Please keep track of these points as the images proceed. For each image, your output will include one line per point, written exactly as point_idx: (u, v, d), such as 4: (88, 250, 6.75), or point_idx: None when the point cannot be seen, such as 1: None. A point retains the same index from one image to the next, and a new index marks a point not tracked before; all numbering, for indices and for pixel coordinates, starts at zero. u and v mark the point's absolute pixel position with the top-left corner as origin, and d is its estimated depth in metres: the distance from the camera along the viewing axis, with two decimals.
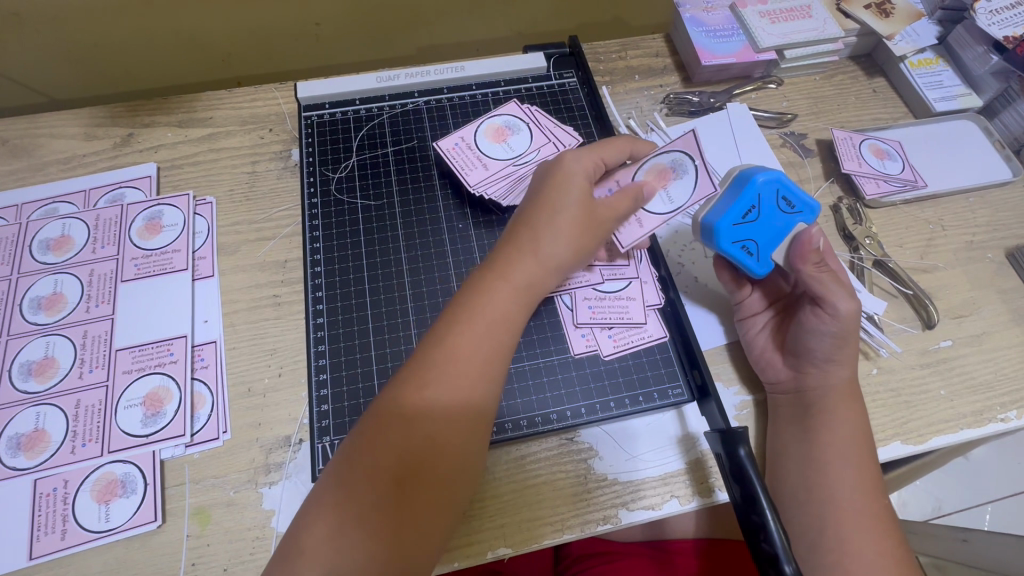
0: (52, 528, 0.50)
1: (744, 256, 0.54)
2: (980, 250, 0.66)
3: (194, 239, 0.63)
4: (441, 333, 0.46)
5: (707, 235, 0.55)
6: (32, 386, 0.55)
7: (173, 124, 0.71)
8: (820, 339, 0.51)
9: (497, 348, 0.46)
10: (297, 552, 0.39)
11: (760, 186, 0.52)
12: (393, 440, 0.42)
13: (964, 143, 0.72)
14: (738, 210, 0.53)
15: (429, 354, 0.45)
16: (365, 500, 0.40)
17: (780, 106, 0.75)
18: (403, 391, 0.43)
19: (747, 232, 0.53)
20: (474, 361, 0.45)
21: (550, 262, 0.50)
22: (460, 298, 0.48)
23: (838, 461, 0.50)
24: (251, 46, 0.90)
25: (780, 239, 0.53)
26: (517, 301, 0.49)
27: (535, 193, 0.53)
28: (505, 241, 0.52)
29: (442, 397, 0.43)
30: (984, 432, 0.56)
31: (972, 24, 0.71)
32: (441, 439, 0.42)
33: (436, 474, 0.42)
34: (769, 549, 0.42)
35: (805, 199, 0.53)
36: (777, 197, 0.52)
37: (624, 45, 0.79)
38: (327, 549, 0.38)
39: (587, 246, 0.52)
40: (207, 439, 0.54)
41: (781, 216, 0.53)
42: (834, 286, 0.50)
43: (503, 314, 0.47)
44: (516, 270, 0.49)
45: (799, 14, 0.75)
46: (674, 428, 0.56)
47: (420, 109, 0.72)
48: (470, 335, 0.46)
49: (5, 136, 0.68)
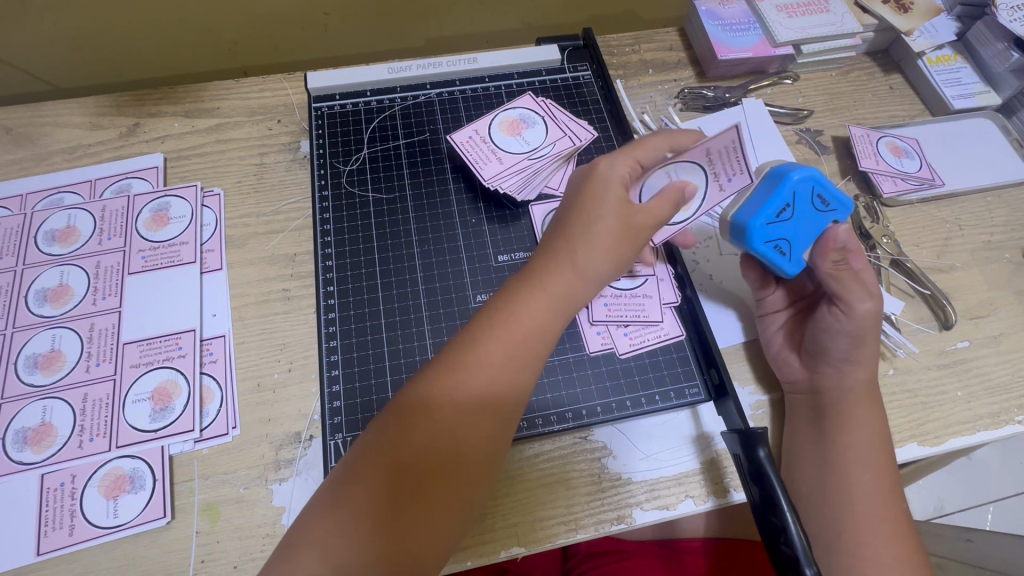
0: (59, 523, 0.49)
1: (776, 257, 0.51)
2: (998, 250, 0.65)
3: (203, 232, 0.62)
4: (473, 333, 0.45)
5: (738, 235, 0.52)
6: (39, 379, 0.54)
7: (180, 114, 0.70)
8: (836, 338, 0.51)
9: (526, 356, 0.45)
10: (303, 543, 0.38)
11: (796, 183, 0.50)
12: (414, 438, 0.41)
13: (983, 142, 0.71)
14: (773, 207, 0.50)
15: (461, 354, 0.44)
16: (377, 495, 0.39)
17: (795, 103, 0.74)
18: (430, 387, 0.43)
19: (779, 232, 0.51)
20: (507, 369, 0.44)
21: (588, 272, 0.48)
22: (493, 304, 0.47)
23: (857, 464, 0.49)
24: (259, 35, 0.88)
25: (815, 236, 0.51)
26: (554, 311, 0.47)
27: (571, 201, 0.51)
28: (542, 247, 0.50)
29: (469, 399, 0.42)
30: (1000, 434, 0.56)
31: (993, 20, 0.70)
32: (463, 444, 0.41)
33: (453, 476, 0.41)
34: (789, 552, 0.41)
35: (838, 196, 0.51)
36: (812, 194, 0.50)
37: (637, 38, 0.78)
38: (333, 543, 0.38)
39: (625, 258, 0.50)
40: (217, 434, 0.53)
41: (815, 213, 0.51)
42: (853, 284, 0.49)
43: (535, 321, 0.46)
44: (554, 277, 0.48)
45: (817, 8, 0.74)
46: (689, 427, 0.55)
47: (432, 101, 0.71)
48: (503, 339, 0.45)
49: (9, 124, 0.67)
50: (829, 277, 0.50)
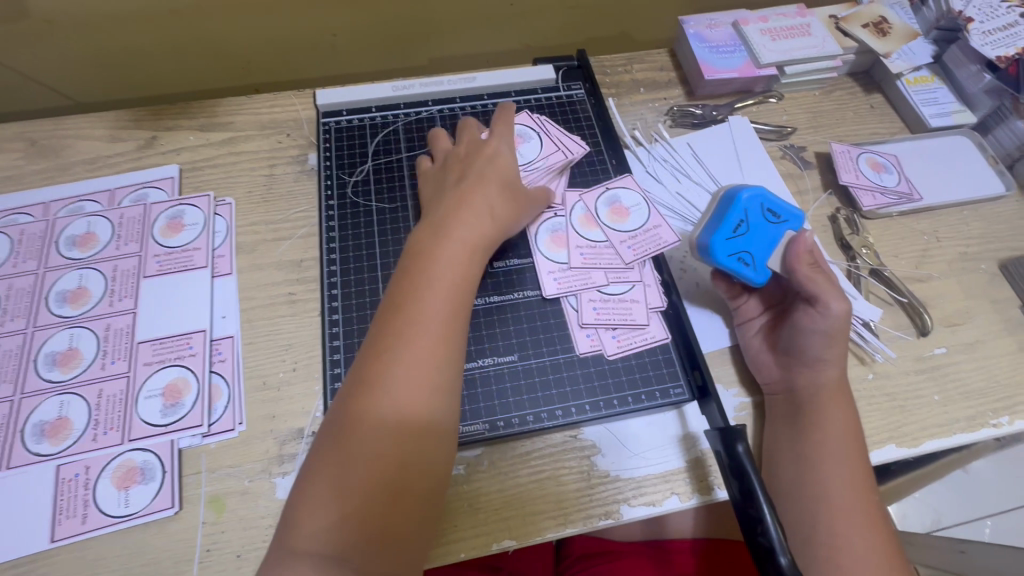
0: (73, 512, 0.51)
1: (740, 268, 0.57)
2: (974, 261, 0.68)
3: (214, 239, 0.66)
4: (405, 294, 0.49)
5: (703, 253, 0.58)
6: (57, 375, 0.57)
7: (195, 128, 0.73)
8: (813, 337, 0.53)
9: (457, 303, 0.50)
10: (301, 513, 0.42)
11: (745, 202, 0.57)
12: (372, 403, 0.45)
13: (960, 159, 0.74)
14: (729, 226, 0.57)
15: (393, 328, 0.47)
16: (353, 457, 0.43)
17: (780, 120, 0.78)
18: (377, 355, 0.46)
19: (739, 245, 0.57)
20: (443, 318, 0.49)
21: (488, 219, 0.56)
22: (417, 266, 0.51)
23: (832, 460, 0.51)
24: (271, 55, 0.93)
25: (774, 248, 0.57)
26: (469, 257, 0.53)
27: (467, 172, 0.60)
28: (447, 210, 0.56)
29: (414, 353, 0.46)
30: (976, 436, 0.58)
31: (965, 44, 0.74)
32: (417, 392, 0.45)
33: (415, 423, 0.45)
34: (765, 542, 0.44)
35: (788, 209, 0.57)
36: (762, 210, 0.57)
37: (629, 59, 0.82)
38: (328, 506, 0.42)
39: (518, 210, 0.59)
40: (224, 430, 0.56)
41: (770, 226, 0.57)
42: (827, 285, 0.53)
43: (458, 272, 0.52)
44: (460, 229, 0.54)
45: (799, 32, 0.78)
46: (675, 427, 0.57)
47: (434, 117, 0.74)
48: (428, 305, 0.49)
49: (34, 137, 0.71)
50: (804, 279, 0.54)
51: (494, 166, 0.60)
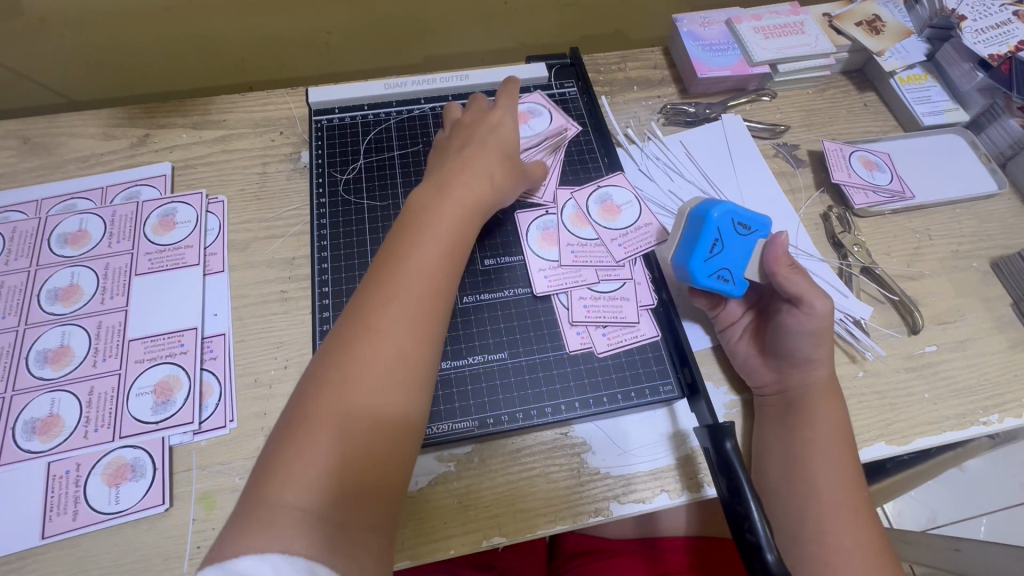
0: (64, 509, 0.51)
1: (722, 285, 0.56)
2: (965, 259, 0.68)
3: (206, 237, 0.66)
4: (405, 240, 0.49)
5: (684, 275, 0.57)
6: (48, 373, 0.57)
7: (188, 126, 0.74)
8: (801, 338, 0.53)
9: (454, 256, 0.50)
10: (289, 443, 0.39)
11: (717, 220, 0.55)
12: (372, 336, 0.43)
13: (952, 157, 0.74)
14: (705, 247, 0.55)
15: (392, 275, 0.46)
16: (349, 389, 0.41)
17: (773, 118, 0.78)
18: (378, 293, 0.45)
19: (718, 263, 0.56)
20: (442, 268, 0.48)
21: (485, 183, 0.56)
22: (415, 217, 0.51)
23: (821, 458, 0.51)
24: (266, 53, 0.93)
25: (750, 258, 0.57)
26: (467, 214, 0.53)
27: (467, 138, 0.59)
28: (446, 171, 0.56)
29: (414, 296, 0.46)
30: (966, 434, 0.58)
31: (959, 42, 0.74)
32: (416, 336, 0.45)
33: (412, 364, 0.44)
34: (752, 538, 0.44)
35: (756, 218, 0.56)
36: (733, 224, 0.56)
37: (623, 57, 0.82)
38: (320, 436, 0.39)
39: (514, 181, 0.60)
40: (215, 427, 0.56)
41: (742, 239, 0.56)
42: (810, 285, 0.52)
43: (457, 227, 0.51)
44: (459, 188, 0.54)
45: (792, 30, 0.78)
46: (665, 425, 0.57)
47: (426, 115, 0.74)
48: (426, 254, 0.48)
49: (27, 135, 0.71)
50: (786, 283, 0.53)
51: (495, 134, 0.60)
